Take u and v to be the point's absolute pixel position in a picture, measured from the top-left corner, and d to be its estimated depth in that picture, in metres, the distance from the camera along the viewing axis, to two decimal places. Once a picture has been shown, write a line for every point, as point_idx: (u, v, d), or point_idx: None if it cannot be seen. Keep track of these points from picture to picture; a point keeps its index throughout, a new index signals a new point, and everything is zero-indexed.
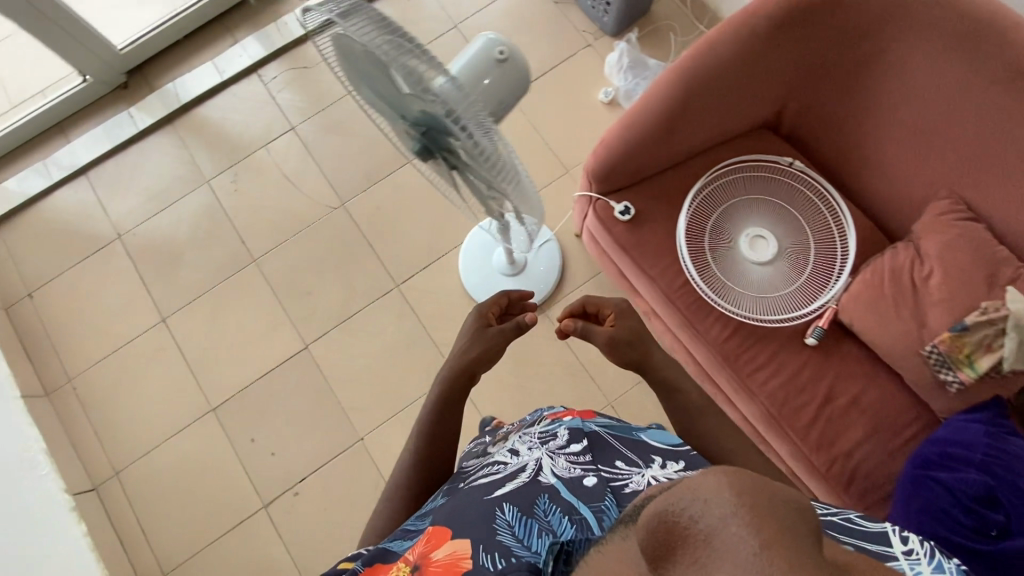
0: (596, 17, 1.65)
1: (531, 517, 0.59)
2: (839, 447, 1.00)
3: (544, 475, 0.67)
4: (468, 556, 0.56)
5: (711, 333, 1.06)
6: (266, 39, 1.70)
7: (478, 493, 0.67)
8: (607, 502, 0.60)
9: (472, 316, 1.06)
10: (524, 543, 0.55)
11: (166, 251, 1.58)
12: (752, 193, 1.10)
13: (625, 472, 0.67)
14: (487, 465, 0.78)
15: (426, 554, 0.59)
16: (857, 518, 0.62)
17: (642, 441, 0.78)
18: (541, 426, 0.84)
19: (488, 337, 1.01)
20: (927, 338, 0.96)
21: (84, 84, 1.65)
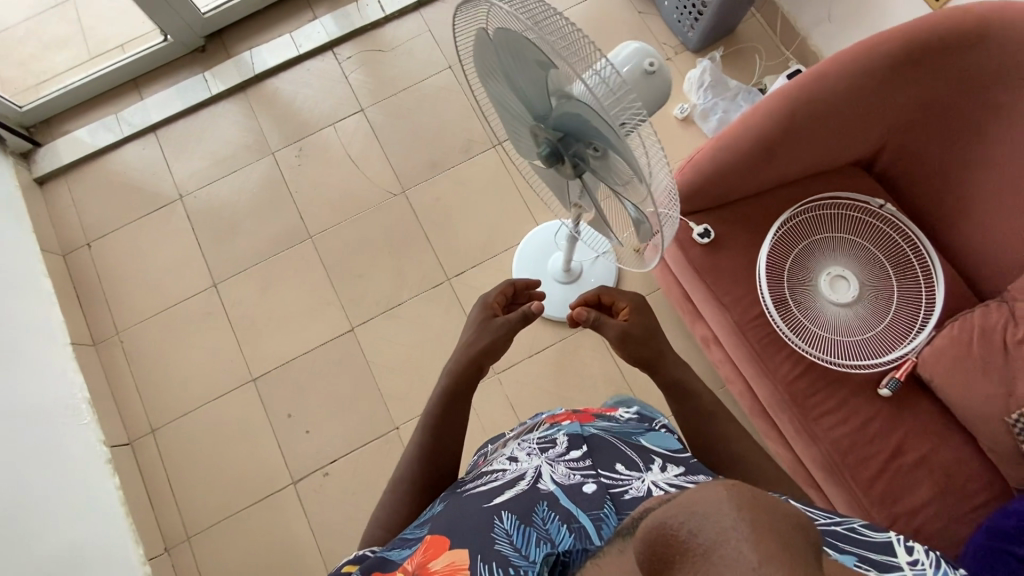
0: (680, 31, 1.62)
1: (530, 527, 0.57)
2: (903, 505, 0.95)
3: (542, 483, 0.65)
4: (467, 566, 0.54)
5: (780, 371, 1.03)
6: (345, 18, 1.70)
7: (478, 502, 0.65)
8: (605, 510, 0.58)
9: (478, 306, 1.02)
10: (523, 554, 0.54)
11: (225, 217, 1.59)
12: (838, 231, 1.07)
13: (626, 477, 0.64)
14: (486, 472, 0.76)
15: (423, 563, 0.57)
16: (859, 527, 0.60)
17: (643, 442, 0.74)
18: (540, 431, 0.83)
19: (496, 327, 0.98)
20: (1015, 405, 0.90)
21: (164, 43, 1.67)
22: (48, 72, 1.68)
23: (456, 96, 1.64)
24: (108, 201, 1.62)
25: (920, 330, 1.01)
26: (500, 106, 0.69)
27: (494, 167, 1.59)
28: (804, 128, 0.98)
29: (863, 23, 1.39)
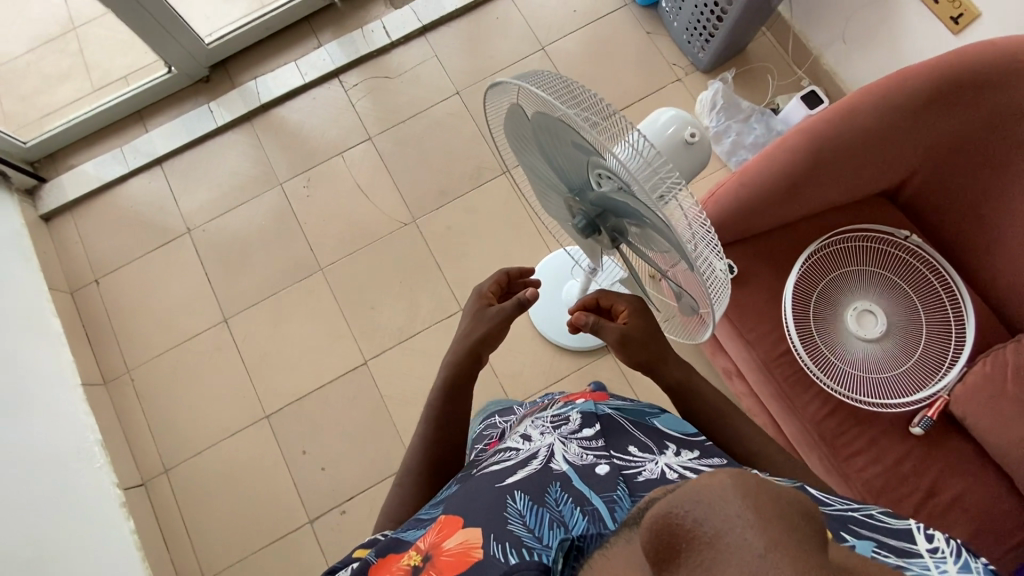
0: (690, 52, 1.60)
1: (543, 507, 0.54)
2: None
3: (555, 462, 0.61)
4: (480, 544, 0.51)
5: (808, 411, 1.01)
6: (350, 45, 1.68)
7: (489, 481, 0.62)
8: (620, 491, 0.54)
9: (473, 295, 0.96)
10: (536, 535, 0.50)
11: (234, 250, 1.57)
12: (865, 264, 1.05)
13: (638, 459, 0.61)
14: (498, 454, 0.73)
15: (437, 542, 0.54)
16: (877, 515, 0.52)
17: (656, 427, 0.71)
18: (553, 410, 0.80)
19: (489, 317, 0.92)
20: None
21: (168, 75, 1.66)
22: (51, 107, 1.67)
23: (464, 121, 1.63)
24: (115, 235, 1.60)
25: (950, 366, 0.99)
26: (536, 177, 0.68)
27: (505, 193, 1.57)
28: (829, 164, 0.96)
29: (876, 43, 1.37)
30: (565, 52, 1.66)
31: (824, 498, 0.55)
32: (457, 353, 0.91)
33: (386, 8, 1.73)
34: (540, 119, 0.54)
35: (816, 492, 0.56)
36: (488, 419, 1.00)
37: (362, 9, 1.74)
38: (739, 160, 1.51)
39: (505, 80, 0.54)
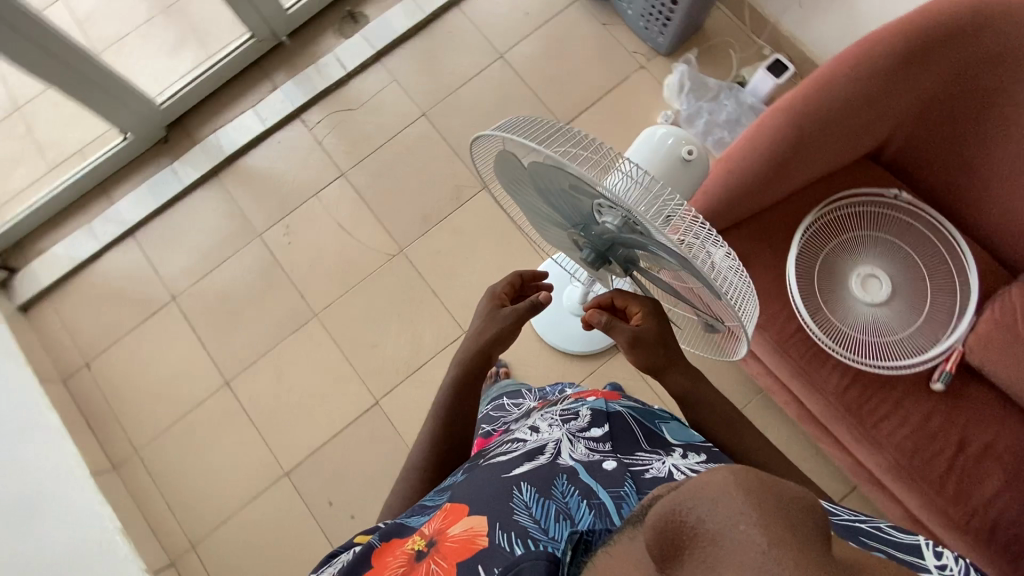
0: (649, 37, 1.59)
1: (549, 498, 0.55)
2: (977, 497, 0.94)
3: (561, 457, 0.62)
4: (486, 532, 0.52)
5: (830, 383, 1.01)
6: (306, 82, 1.65)
7: (496, 471, 0.62)
8: (626, 487, 0.56)
9: (484, 297, 0.93)
10: (543, 527, 0.51)
11: (224, 310, 1.53)
12: (860, 230, 1.05)
13: (645, 458, 0.62)
14: (505, 446, 0.73)
15: (441, 528, 0.56)
16: (885, 526, 0.54)
17: (665, 427, 0.71)
18: (563, 405, 0.80)
19: (501, 318, 0.88)
20: None
21: (125, 141, 1.61)
22: None
23: (435, 142, 1.60)
24: (99, 314, 1.55)
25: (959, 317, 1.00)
26: (534, 219, 0.69)
27: (488, 208, 1.55)
28: (811, 142, 0.96)
29: (831, 4, 1.37)
30: (524, 56, 1.64)
31: (833, 508, 0.56)
32: (457, 374, 0.88)
33: (336, 39, 1.70)
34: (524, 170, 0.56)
35: (825, 504, 0.58)
36: (492, 416, 1.01)
37: (312, 43, 1.70)
38: (715, 139, 1.51)
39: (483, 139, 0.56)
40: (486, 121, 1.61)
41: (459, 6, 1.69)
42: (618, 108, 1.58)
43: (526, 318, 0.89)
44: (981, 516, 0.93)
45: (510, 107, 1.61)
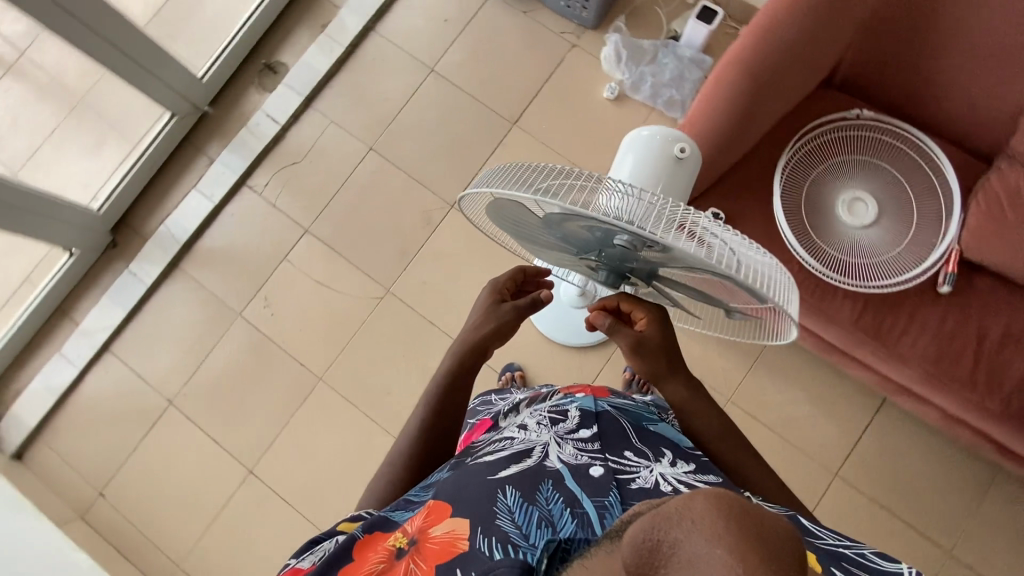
0: (573, 14, 1.56)
1: (532, 504, 0.55)
2: (1008, 383, 0.98)
3: (549, 459, 0.62)
4: (466, 535, 0.53)
5: (844, 315, 1.02)
6: (242, 147, 1.59)
7: (484, 468, 0.62)
8: (611, 496, 0.56)
9: (485, 288, 0.89)
10: (524, 533, 0.52)
11: (226, 399, 1.48)
12: (833, 157, 1.06)
13: (633, 464, 0.62)
14: (494, 440, 0.72)
15: (424, 526, 0.57)
16: (871, 554, 0.53)
17: (654, 433, 0.70)
18: (552, 401, 0.79)
19: (500, 314, 0.85)
20: None
21: (73, 258, 1.53)
22: None
23: (391, 173, 1.56)
24: (98, 439, 1.48)
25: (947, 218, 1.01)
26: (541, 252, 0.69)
27: (462, 226, 1.52)
28: (767, 90, 0.97)
29: None
30: (454, 64, 1.60)
31: (818, 533, 0.55)
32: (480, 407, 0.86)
33: (259, 94, 1.65)
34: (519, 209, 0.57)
35: (810, 525, 0.56)
36: (484, 399, 0.99)
37: (237, 106, 1.65)
38: (665, 99, 1.50)
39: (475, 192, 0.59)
40: (435, 139, 1.57)
41: (376, 30, 1.64)
42: (562, 92, 1.56)
43: (525, 315, 0.87)
44: (1016, 399, 0.97)
45: (456, 119, 1.57)
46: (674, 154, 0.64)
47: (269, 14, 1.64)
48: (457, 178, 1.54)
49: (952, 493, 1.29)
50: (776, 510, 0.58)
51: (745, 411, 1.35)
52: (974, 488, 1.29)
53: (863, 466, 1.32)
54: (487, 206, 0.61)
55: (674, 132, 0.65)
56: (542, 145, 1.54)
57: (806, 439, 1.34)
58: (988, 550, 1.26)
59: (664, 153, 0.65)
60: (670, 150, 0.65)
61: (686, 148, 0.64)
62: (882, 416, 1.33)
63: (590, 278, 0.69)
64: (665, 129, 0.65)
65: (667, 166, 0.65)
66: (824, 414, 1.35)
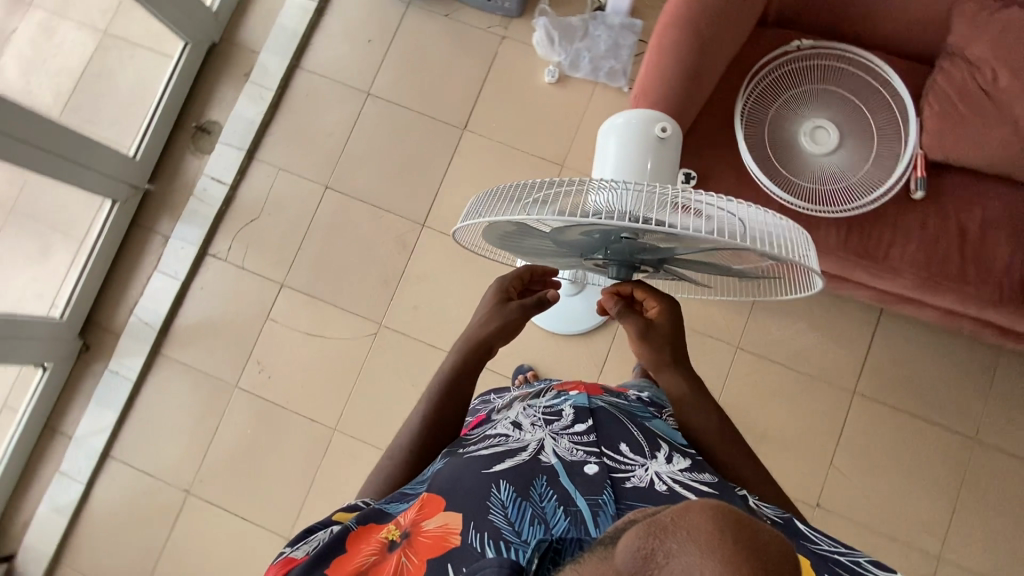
0: (495, 7, 1.54)
1: (526, 501, 0.56)
2: (997, 269, 1.02)
3: (544, 454, 0.62)
4: (459, 531, 0.54)
5: (831, 242, 1.05)
6: (195, 216, 1.54)
7: (478, 462, 0.63)
8: (605, 495, 0.55)
9: (493, 285, 0.85)
10: (516, 529, 0.53)
11: (244, 474, 1.42)
12: (785, 92, 1.07)
13: (629, 462, 0.61)
14: (489, 432, 0.72)
15: (416, 520, 0.58)
16: (864, 562, 0.53)
17: (650, 430, 0.70)
18: (546, 399, 0.79)
19: (505, 314, 0.82)
20: None
21: (48, 372, 1.46)
22: None
23: (353, 207, 1.52)
24: (122, 549, 1.42)
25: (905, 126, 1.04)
26: (549, 258, 0.70)
27: (438, 242, 1.49)
28: (708, 45, 0.99)
29: None
30: (389, 83, 1.57)
31: (812, 538, 0.55)
32: None
33: (198, 159, 1.60)
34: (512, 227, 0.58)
35: (805, 529, 0.57)
36: (483, 398, 0.98)
37: (178, 176, 1.59)
38: (606, 71, 1.50)
39: (463, 221, 0.59)
40: (388, 162, 1.54)
41: (300, 66, 1.60)
42: (503, 85, 1.54)
43: (531, 314, 0.84)
44: (1007, 283, 1.01)
45: (405, 137, 1.54)
46: (655, 135, 0.64)
47: (187, 75, 1.59)
48: (421, 196, 1.51)
49: (964, 381, 1.34)
50: (772, 514, 0.59)
51: (755, 354, 1.38)
52: (982, 371, 1.34)
53: (877, 377, 1.36)
54: (487, 230, 0.62)
55: (653, 114, 0.65)
56: (497, 144, 1.52)
57: (818, 366, 1.37)
58: (1009, 426, 1.32)
59: (645, 136, 0.64)
60: (651, 132, 0.64)
61: (667, 127, 0.64)
62: (883, 325, 1.37)
63: (601, 273, 0.70)
64: (644, 111, 0.65)
65: (650, 148, 0.64)
66: (829, 337, 1.38)
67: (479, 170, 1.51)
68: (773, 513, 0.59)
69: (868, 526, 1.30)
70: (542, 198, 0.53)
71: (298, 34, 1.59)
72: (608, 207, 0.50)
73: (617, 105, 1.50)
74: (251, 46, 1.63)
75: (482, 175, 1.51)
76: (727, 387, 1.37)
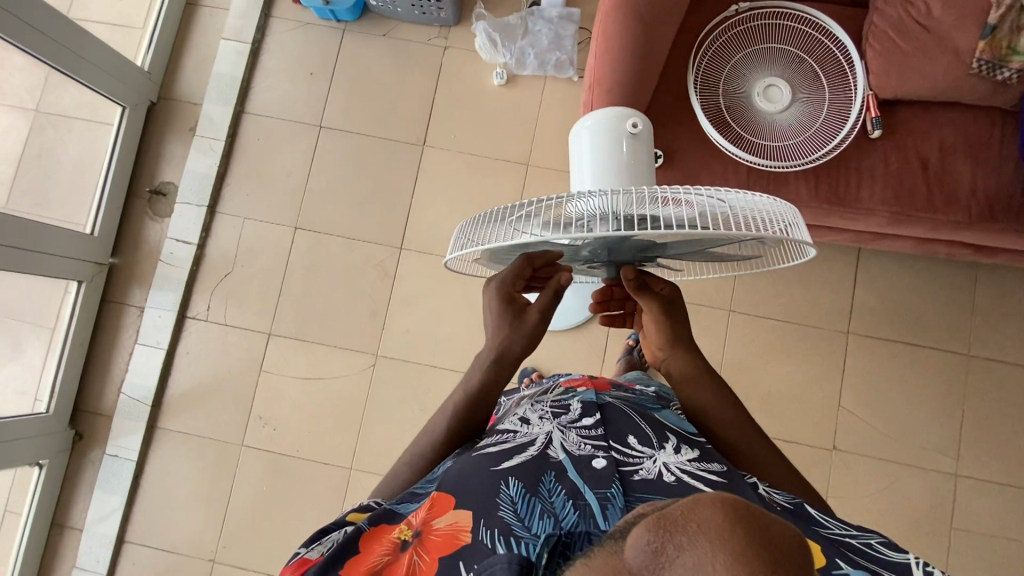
0: (431, 19, 1.53)
1: (536, 496, 0.56)
2: (962, 191, 1.05)
3: (552, 449, 0.62)
4: (470, 528, 0.54)
5: (803, 194, 1.07)
6: (166, 281, 1.50)
7: (486, 458, 0.62)
8: (614, 487, 0.56)
9: (494, 297, 0.76)
10: (526, 524, 0.53)
11: (267, 532, 1.39)
12: (733, 56, 1.08)
13: (638, 455, 0.61)
14: (496, 429, 0.71)
15: (427, 518, 0.57)
16: (876, 544, 0.54)
17: (658, 421, 0.71)
18: (553, 395, 0.79)
19: (529, 327, 0.78)
20: (969, 58, 1.02)
21: (44, 468, 1.41)
22: None
23: (327, 243, 1.50)
24: None
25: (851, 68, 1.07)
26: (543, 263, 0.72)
27: (419, 262, 1.48)
28: (653, 24, 1.00)
29: None
30: (340, 112, 1.54)
31: (823, 522, 0.57)
32: None
33: (158, 223, 1.56)
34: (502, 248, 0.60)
35: (816, 514, 0.58)
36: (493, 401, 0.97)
37: (141, 244, 1.55)
38: (553, 64, 1.50)
39: (454, 249, 0.61)
40: (354, 191, 1.52)
41: (246, 111, 1.56)
42: (454, 95, 1.53)
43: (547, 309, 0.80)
44: (974, 203, 1.05)
45: (366, 163, 1.52)
46: (627, 129, 0.65)
47: (131, 140, 1.54)
48: (393, 220, 1.50)
49: (949, 302, 1.38)
50: (783, 500, 0.60)
51: (749, 314, 1.40)
52: (964, 289, 1.38)
53: (868, 314, 1.39)
54: (478, 252, 0.64)
55: (622, 111, 0.65)
56: (459, 154, 1.51)
57: (810, 314, 1.40)
58: (997, 336, 1.36)
59: (617, 132, 0.65)
60: (623, 128, 0.65)
61: (638, 123, 0.65)
62: (864, 263, 1.41)
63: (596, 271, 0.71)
64: (614, 108, 0.65)
65: (623, 144, 0.64)
66: (816, 285, 1.41)
67: (446, 184, 1.50)
68: (783, 499, 0.60)
69: (885, 459, 1.34)
70: (525, 215, 0.55)
71: (238, 79, 1.56)
72: (590, 215, 0.52)
73: (570, 95, 1.51)
74: (191, 99, 1.59)
75: (450, 188, 1.50)
76: (727, 351, 1.39)
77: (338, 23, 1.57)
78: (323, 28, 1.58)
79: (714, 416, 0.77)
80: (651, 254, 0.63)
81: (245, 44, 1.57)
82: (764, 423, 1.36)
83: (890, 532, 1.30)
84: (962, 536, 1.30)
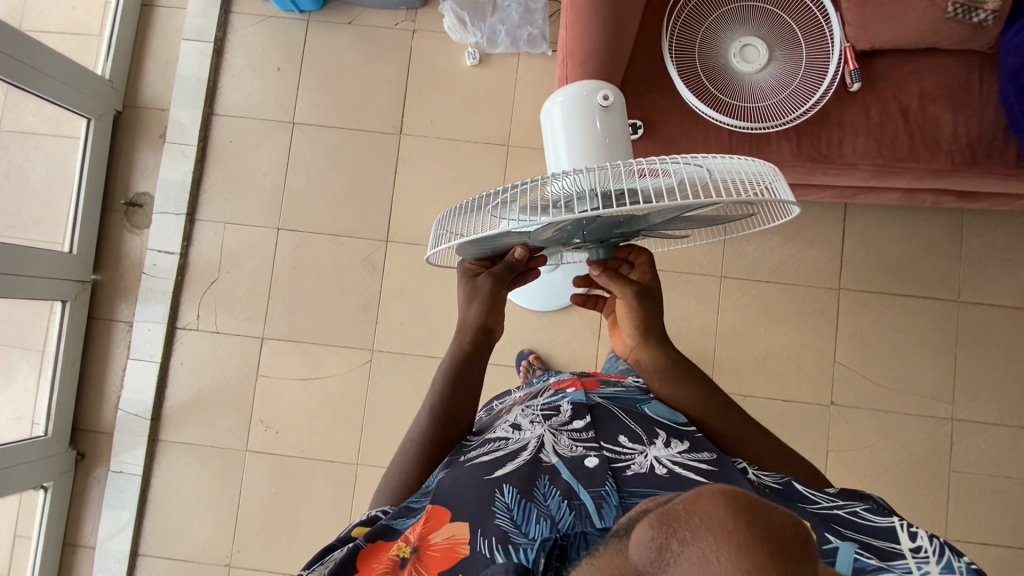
0: (398, 3, 1.49)
1: (532, 501, 0.56)
2: (943, 138, 1.05)
3: (544, 453, 0.62)
4: (468, 539, 0.54)
5: (785, 153, 1.07)
6: (153, 295, 1.48)
7: (479, 467, 0.62)
8: (607, 485, 0.56)
9: (462, 267, 0.77)
10: (523, 530, 0.53)
11: (277, 534, 1.40)
12: (706, 19, 1.06)
13: (628, 452, 0.62)
14: (489, 435, 0.71)
15: (424, 533, 0.57)
16: (862, 510, 0.55)
17: (647, 416, 0.70)
18: (544, 398, 0.78)
19: (482, 292, 0.76)
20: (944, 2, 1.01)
21: (48, 491, 1.41)
22: None
23: (310, 241, 1.48)
24: None
25: (825, 20, 1.04)
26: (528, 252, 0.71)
27: (404, 253, 1.46)
28: None
29: None
30: (311, 106, 1.51)
31: (812, 497, 0.57)
32: None
33: (137, 235, 1.53)
34: (483, 240, 0.59)
35: (804, 490, 0.59)
36: (486, 406, 0.95)
37: (122, 258, 1.52)
38: (526, 40, 1.47)
39: (433, 246, 0.60)
40: (334, 187, 1.49)
41: (215, 113, 1.52)
42: (427, 80, 1.50)
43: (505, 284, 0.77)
44: (955, 150, 1.04)
45: (342, 158, 1.49)
46: (597, 103, 0.63)
47: (100, 152, 1.50)
48: (375, 213, 1.48)
49: (936, 252, 1.39)
50: (772, 480, 0.60)
51: (739, 279, 1.40)
52: (950, 237, 1.39)
53: (858, 269, 1.40)
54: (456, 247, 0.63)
55: (593, 83, 0.64)
56: (437, 140, 1.48)
57: (801, 274, 1.40)
58: (983, 282, 1.38)
59: (588, 106, 0.63)
60: (592, 101, 0.63)
61: (608, 95, 0.63)
62: (851, 219, 1.41)
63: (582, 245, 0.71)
64: (582, 83, 0.64)
65: (595, 119, 0.63)
66: (804, 244, 1.41)
67: (427, 171, 1.48)
68: (771, 479, 0.61)
69: (882, 409, 1.36)
70: (503, 201, 0.54)
71: (204, 80, 1.52)
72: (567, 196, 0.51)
73: (544, 71, 1.48)
74: (158, 105, 1.55)
75: (432, 176, 1.48)
76: (720, 317, 1.40)
77: (302, 14, 1.53)
78: (286, 19, 1.53)
79: (699, 393, 0.77)
80: (634, 228, 0.62)
81: (208, 43, 1.53)
82: (762, 386, 1.37)
83: (887, 482, 1.33)
84: (960, 480, 1.33)
